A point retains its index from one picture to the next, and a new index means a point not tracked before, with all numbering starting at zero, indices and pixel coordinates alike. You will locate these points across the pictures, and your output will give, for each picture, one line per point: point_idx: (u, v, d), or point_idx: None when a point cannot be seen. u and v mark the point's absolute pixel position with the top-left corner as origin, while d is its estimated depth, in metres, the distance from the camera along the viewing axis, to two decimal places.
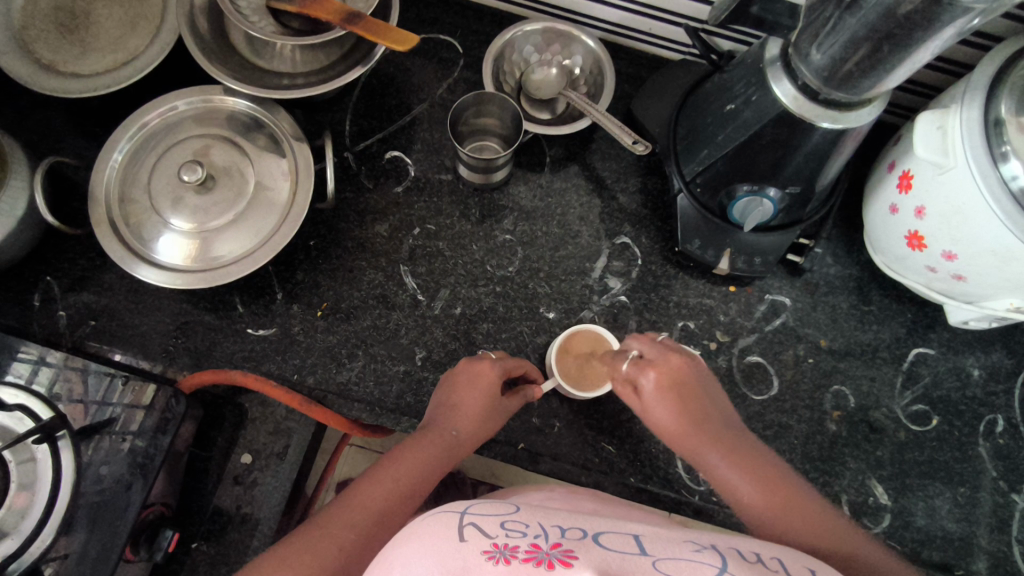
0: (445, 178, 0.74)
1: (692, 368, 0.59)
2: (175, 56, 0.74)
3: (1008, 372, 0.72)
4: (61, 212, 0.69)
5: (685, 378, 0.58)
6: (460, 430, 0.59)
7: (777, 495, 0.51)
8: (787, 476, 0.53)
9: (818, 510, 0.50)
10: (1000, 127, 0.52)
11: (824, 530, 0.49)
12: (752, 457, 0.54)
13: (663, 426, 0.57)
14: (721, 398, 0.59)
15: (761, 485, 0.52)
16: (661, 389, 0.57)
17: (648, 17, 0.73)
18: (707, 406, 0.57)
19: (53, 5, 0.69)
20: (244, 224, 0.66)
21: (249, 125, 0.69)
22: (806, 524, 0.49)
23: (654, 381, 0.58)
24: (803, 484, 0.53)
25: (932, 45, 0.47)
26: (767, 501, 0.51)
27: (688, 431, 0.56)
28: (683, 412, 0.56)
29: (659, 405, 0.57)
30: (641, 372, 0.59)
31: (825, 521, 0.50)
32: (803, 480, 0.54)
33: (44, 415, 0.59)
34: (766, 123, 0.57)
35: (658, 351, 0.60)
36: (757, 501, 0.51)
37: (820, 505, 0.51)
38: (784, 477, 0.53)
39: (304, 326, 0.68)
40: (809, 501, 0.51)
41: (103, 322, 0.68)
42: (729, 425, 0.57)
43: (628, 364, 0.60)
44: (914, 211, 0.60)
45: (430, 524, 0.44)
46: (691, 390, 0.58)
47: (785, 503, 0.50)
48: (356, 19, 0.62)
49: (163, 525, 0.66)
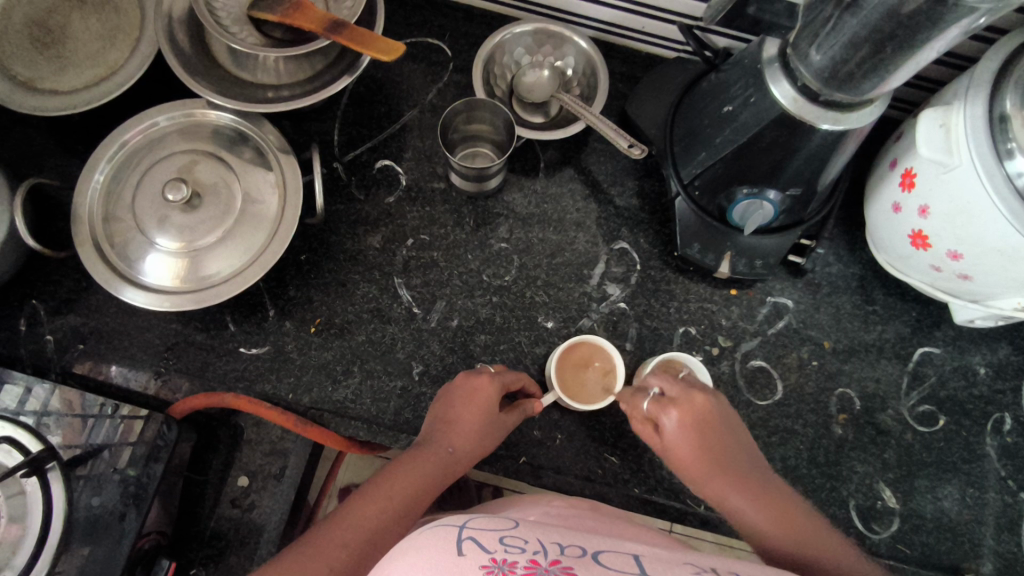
0: (438, 187, 0.73)
1: (713, 405, 0.58)
2: (156, 67, 0.72)
3: (1015, 369, 0.71)
4: (44, 234, 0.67)
5: (708, 417, 0.57)
6: (457, 447, 0.57)
7: (801, 532, 0.51)
8: (809, 516, 0.53)
9: (831, 541, 0.52)
10: (1005, 123, 0.50)
11: (840, 561, 0.50)
12: (773, 494, 0.54)
13: (684, 467, 0.55)
14: (741, 436, 0.58)
15: (787, 526, 0.51)
16: (685, 429, 0.56)
17: (641, 16, 0.71)
18: (728, 444, 0.56)
19: (27, 19, 0.67)
20: (232, 241, 0.65)
21: (234, 139, 0.68)
22: (825, 557, 0.50)
23: (677, 421, 0.56)
24: (815, 515, 0.54)
25: (936, 44, 0.45)
26: (792, 539, 0.50)
27: (711, 473, 0.54)
28: (707, 453, 0.55)
29: (683, 446, 0.56)
30: (662, 411, 0.57)
31: (841, 554, 0.51)
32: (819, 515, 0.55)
33: (34, 448, 0.60)
34: (765, 126, 0.55)
35: (680, 388, 0.58)
36: (781, 538, 0.51)
37: (831, 535, 0.52)
38: (800, 509, 0.53)
39: (298, 343, 0.67)
40: (822, 532, 0.52)
41: (92, 344, 0.66)
42: (748, 461, 0.56)
43: (651, 403, 0.58)
44: (919, 210, 0.59)
45: (426, 538, 0.43)
46: (714, 430, 0.56)
47: (804, 537, 0.51)
48: (341, 27, 0.59)
49: (160, 554, 0.64)
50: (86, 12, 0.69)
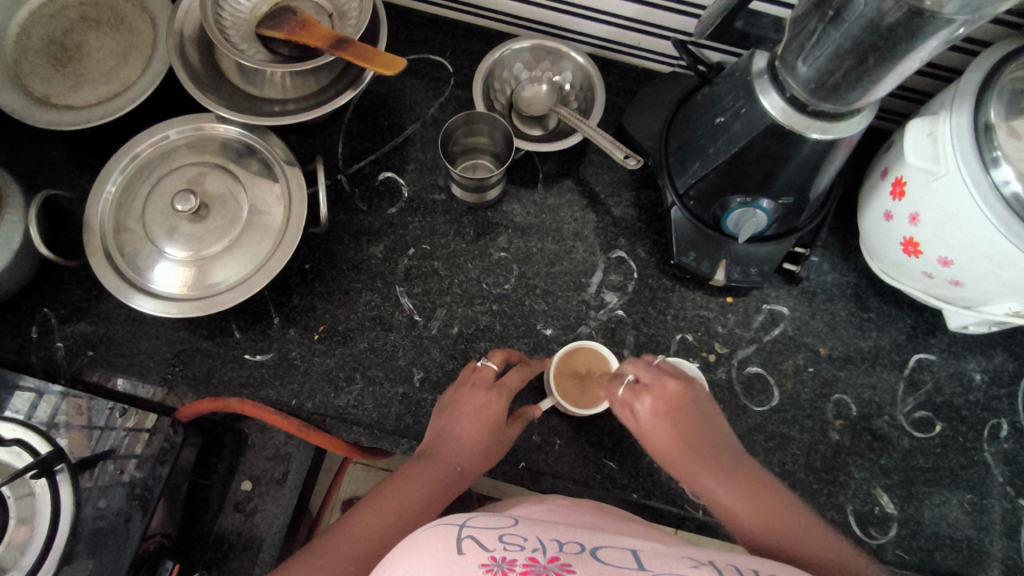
0: (439, 198, 0.74)
1: (688, 392, 0.58)
2: (168, 84, 0.75)
3: (1010, 375, 0.71)
4: (58, 244, 0.69)
5: (682, 401, 0.57)
6: (464, 466, 0.57)
7: (770, 514, 0.50)
8: (786, 499, 0.52)
9: (808, 525, 0.50)
10: (990, 132, 0.52)
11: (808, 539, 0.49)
12: (749, 477, 0.53)
13: (662, 452, 0.56)
14: (720, 422, 0.58)
15: (755, 504, 0.51)
16: (657, 413, 0.56)
17: (635, 32, 0.74)
18: (705, 428, 0.56)
19: (46, 39, 0.70)
20: (238, 250, 0.66)
21: (242, 152, 0.70)
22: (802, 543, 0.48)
23: (650, 408, 0.57)
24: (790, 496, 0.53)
25: (918, 55, 0.47)
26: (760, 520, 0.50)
27: (686, 458, 0.54)
28: (682, 436, 0.55)
29: (658, 430, 0.56)
30: (636, 398, 0.58)
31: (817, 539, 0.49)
32: (802, 503, 0.53)
33: (42, 450, 0.61)
34: (756, 136, 0.57)
35: (654, 375, 0.59)
36: (756, 526, 0.50)
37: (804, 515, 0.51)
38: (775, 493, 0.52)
39: (302, 350, 0.68)
40: (799, 516, 0.51)
41: (101, 351, 0.68)
42: (723, 443, 0.56)
43: (625, 390, 0.59)
44: (909, 218, 0.60)
45: (426, 537, 0.42)
46: (689, 414, 0.56)
47: (779, 521, 0.50)
48: (344, 44, 0.62)
49: (164, 556, 0.66)
50: (101, 31, 0.72)
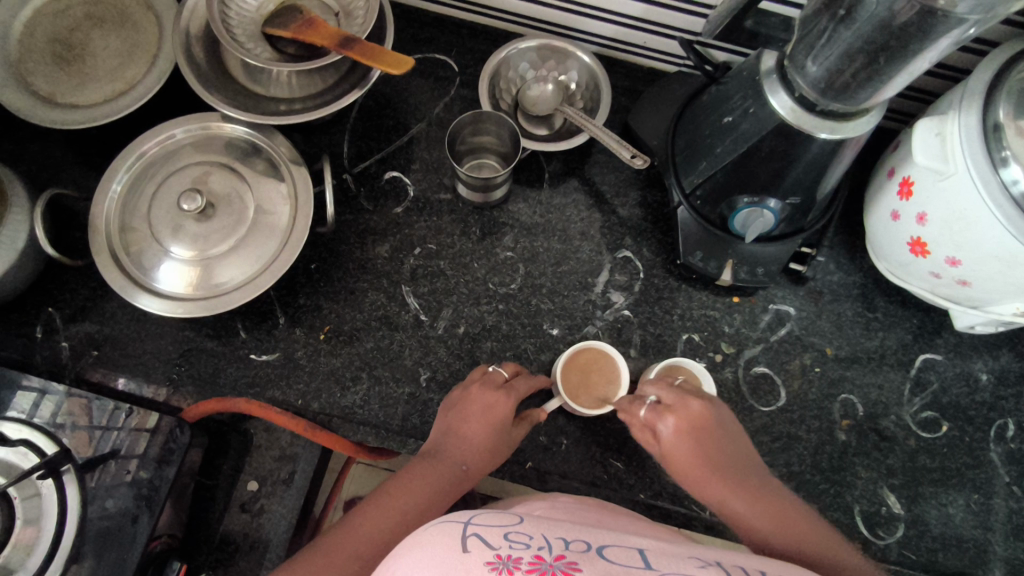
0: (445, 198, 0.74)
1: (710, 412, 0.57)
2: (172, 82, 0.75)
3: (1016, 375, 0.71)
4: (62, 243, 0.69)
5: (704, 422, 0.57)
6: (470, 465, 0.57)
7: (793, 529, 0.50)
8: (805, 515, 0.52)
9: (829, 540, 0.50)
10: (999, 132, 0.52)
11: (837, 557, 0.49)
12: (770, 496, 0.53)
13: (685, 474, 0.55)
14: (741, 443, 0.58)
15: (777, 519, 0.51)
16: (681, 435, 0.56)
17: (641, 31, 0.74)
18: (726, 448, 0.56)
19: (50, 37, 0.70)
20: (244, 250, 0.66)
21: (247, 151, 0.69)
22: (825, 555, 0.49)
23: (673, 427, 0.57)
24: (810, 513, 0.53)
25: (929, 54, 0.47)
26: (785, 537, 0.49)
27: (710, 479, 0.54)
28: (706, 456, 0.55)
29: (680, 453, 0.56)
30: (659, 419, 0.58)
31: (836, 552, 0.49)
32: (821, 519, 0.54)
33: (48, 450, 0.62)
34: (765, 135, 0.56)
35: (675, 395, 0.58)
36: (781, 540, 0.49)
37: (825, 530, 0.52)
38: (795, 509, 0.53)
39: (308, 350, 0.68)
40: (819, 529, 0.51)
41: (106, 351, 0.68)
42: (744, 463, 0.56)
43: (647, 410, 0.58)
44: (916, 217, 0.60)
45: (430, 534, 0.42)
46: (712, 435, 0.56)
47: (801, 535, 0.50)
48: (351, 43, 0.61)
49: (171, 556, 0.65)
50: (105, 29, 0.71)
